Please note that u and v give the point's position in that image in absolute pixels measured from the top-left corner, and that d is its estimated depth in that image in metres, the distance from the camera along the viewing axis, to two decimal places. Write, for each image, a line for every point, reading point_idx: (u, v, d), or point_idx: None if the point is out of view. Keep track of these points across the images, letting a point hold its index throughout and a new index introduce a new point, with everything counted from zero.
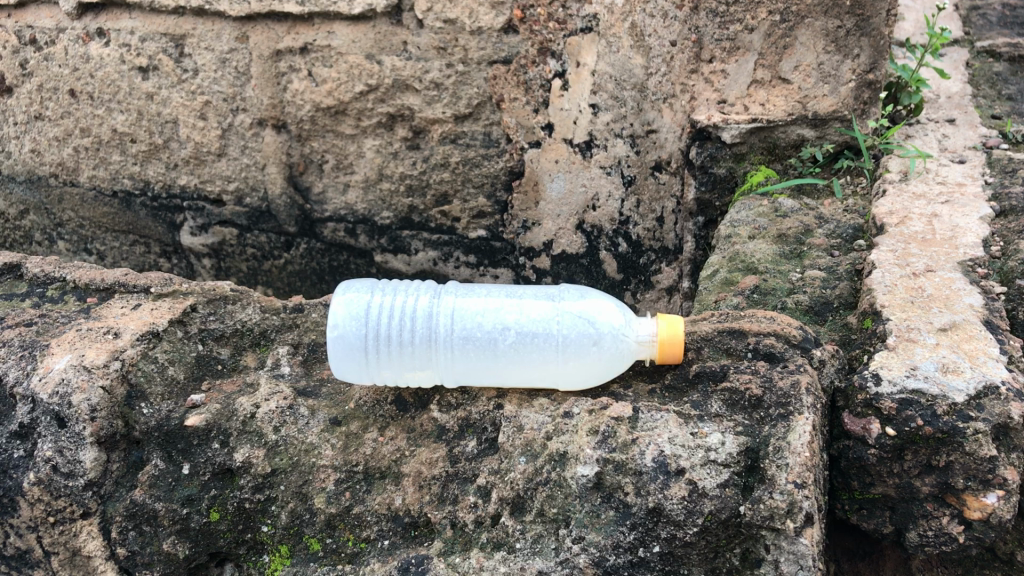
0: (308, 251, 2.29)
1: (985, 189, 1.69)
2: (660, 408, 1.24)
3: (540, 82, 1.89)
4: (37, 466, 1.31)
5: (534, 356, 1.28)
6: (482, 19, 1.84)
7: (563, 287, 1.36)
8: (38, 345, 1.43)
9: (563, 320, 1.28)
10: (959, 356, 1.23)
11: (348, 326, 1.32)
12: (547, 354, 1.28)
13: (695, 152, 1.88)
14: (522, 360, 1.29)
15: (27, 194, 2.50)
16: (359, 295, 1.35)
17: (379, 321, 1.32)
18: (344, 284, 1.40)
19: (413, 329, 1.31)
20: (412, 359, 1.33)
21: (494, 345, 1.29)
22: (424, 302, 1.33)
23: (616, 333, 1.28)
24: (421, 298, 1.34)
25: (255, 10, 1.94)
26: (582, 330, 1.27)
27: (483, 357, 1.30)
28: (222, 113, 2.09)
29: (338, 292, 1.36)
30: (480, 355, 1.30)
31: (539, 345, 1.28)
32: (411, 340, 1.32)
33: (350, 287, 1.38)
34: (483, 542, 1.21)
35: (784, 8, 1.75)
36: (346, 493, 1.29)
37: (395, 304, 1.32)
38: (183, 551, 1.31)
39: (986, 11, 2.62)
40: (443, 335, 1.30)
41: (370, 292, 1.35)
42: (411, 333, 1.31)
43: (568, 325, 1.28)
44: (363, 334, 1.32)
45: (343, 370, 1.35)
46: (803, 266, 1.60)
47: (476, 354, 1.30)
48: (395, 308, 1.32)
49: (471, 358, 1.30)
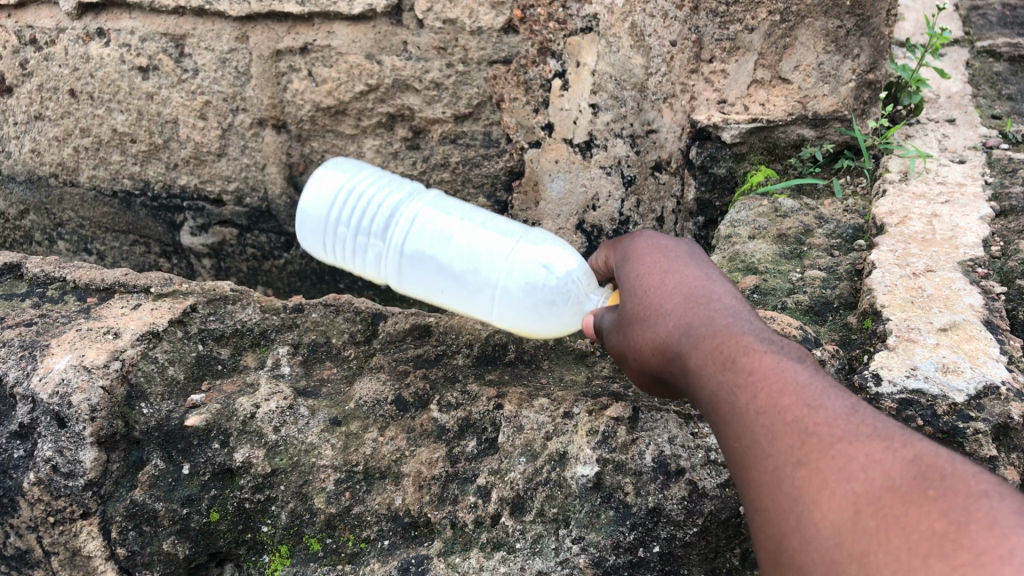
0: (308, 251, 2.29)
1: (986, 189, 1.69)
2: (660, 408, 1.25)
3: (540, 82, 1.89)
4: (37, 466, 1.31)
5: (473, 284, 1.44)
6: (482, 18, 1.83)
7: (536, 234, 1.48)
8: (38, 344, 1.43)
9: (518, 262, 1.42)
10: (959, 357, 1.23)
11: (316, 213, 1.59)
12: (486, 286, 1.43)
13: (694, 152, 1.88)
14: (463, 287, 1.45)
15: (27, 194, 2.50)
16: (335, 190, 1.58)
17: (342, 215, 1.54)
18: (326, 173, 1.63)
19: (371, 228, 1.52)
20: (365, 254, 1.53)
21: (442, 266, 1.47)
22: (394, 210, 1.54)
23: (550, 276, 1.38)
24: (395, 206, 1.55)
25: (255, 10, 1.94)
26: (530, 275, 1.39)
27: (428, 272, 1.48)
28: (223, 114, 2.10)
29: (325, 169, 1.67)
30: (426, 270, 1.48)
31: (482, 277, 1.43)
32: (366, 234, 1.52)
33: (335, 178, 1.62)
34: (483, 542, 1.20)
35: (784, 8, 1.72)
36: (346, 493, 1.27)
37: (363, 204, 1.54)
38: (183, 551, 1.30)
39: (986, 11, 2.62)
40: (394, 246, 1.50)
41: (363, 178, 1.63)
42: (367, 229, 1.52)
43: (519, 268, 1.41)
44: (324, 206, 1.58)
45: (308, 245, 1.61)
46: (803, 266, 1.59)
47: (424, 268, 1.48)
48: (362, 208, 1.54)
49: (416, 269, 1.49)
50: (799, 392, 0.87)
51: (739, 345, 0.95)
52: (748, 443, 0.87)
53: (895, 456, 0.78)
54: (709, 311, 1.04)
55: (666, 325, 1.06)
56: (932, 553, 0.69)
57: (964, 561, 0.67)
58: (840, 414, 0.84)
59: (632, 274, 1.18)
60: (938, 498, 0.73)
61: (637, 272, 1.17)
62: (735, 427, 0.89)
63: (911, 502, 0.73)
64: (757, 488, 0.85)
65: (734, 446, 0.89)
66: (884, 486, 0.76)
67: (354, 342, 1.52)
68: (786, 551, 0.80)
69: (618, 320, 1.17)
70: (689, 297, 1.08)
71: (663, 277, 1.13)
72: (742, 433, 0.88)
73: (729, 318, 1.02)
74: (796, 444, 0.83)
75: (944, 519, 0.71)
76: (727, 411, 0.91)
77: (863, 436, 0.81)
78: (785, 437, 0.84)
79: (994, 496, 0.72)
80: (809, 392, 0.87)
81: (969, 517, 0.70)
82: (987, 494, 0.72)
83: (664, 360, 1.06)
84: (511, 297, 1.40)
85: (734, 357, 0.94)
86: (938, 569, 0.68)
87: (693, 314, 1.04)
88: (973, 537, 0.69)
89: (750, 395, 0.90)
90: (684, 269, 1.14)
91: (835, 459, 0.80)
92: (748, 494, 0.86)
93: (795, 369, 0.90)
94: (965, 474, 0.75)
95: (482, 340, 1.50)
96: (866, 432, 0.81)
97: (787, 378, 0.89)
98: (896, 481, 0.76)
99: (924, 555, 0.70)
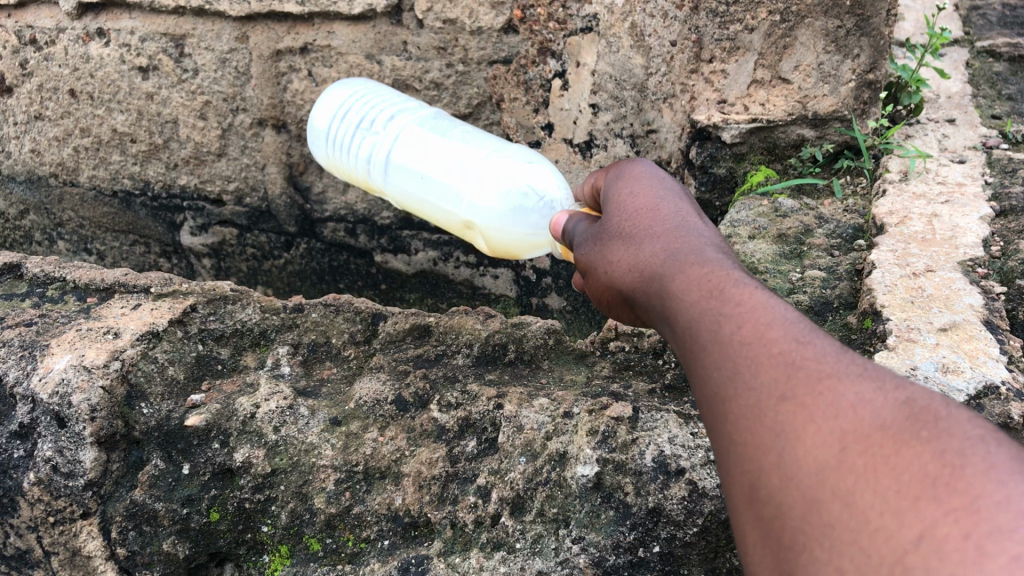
0: (308, 251, 2.30)
1: (986, 189, 1.69)
2: (659, 409, 1.27)
3: (540, 82, 1.95)
4: (37, 467, 1.31)
5: (457, 200, 1.59)
6: (482, 19, 1.89)
7: (529, 163, 1.58)
8: (38, 344, 1.43)
9: (503, 185, 1.52)
10: (959, 356, 1.24)
11: (328, 127, 1.89)
12: (468, 202, 1.56)
13: (694, 152, 1.87)
14: (450, 202, 1.61)
15: (27, 194, 2.50)
16: (347, 112, 1.86)
17: (350, 135, 1.84)
18: (341, 91, 1.90)
19: (376, 149, 1.77)
20: (367, 168, 1.80)
21: (434, 184, 1.65)
22: (398, 138, 1.75)
23: (526, 185, 1.49)
24: (400, 136, 1.76)
25: (255, 10, 1.96)
26: (510, 197, 1.49)
27: (421, 189, 1.68)
28: (223, 113, 2.10)
29: (349, 83, 1.94)
30: (420, 187, 1.69)
31: (467, 194, 1.57)
32: (371, 152, 1.78)
33: (348, 100, 1.88)
34: (483, 542, 1.20)
35: (784, 8, 1.71)
36: (346, 493, 1.27)
37: (371, 128, 1.80)
38: (183, 551, 1.30)
39: (986, 11, 2.63)
40: (395, 165, 1.73)
41: (389, 98, 1.88)
42: (371, 147, 1.78)
43: (502, 190, 1.51)
44: (340, 107, 1.88)
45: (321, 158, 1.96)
46: (803, 266, 1.59)
47: (418, 185, 1.69)
48: (368, 133, 1.80)
49: (412, 185, 1.71)
50: (787, 326, 0.77)
51: (722, 275, 0.85)
52: (724, 374, 0.77)
53: (888, 397, 0.68)
54: (691, 244, 0.94)
55: (645, 255, 0.97)
56: (923, 498, 0.60)
57: (958, 506, 0.58)
58: (829, 351, 0.74)
59: (616, 208, 1.08)
60: (932, 441, 0.63)
61: (622, 206, 1.07)
62: (713, 356, 0.79)
63: (903, 442, 0.64)
64: (731, 424, 0.75)
65: (711, 376, 0.79)
66: (874, 425, 0.66)
67: (354, 342, 1.52)
68: (763, 490, 0.70)
69: (598, 251, 1.07)
70: (672, 231, 0.98)
71: (645, 211, 1.03)
72: (722, 363, 0.78)
73: (708, 252, 0.92)
74: (779, 377, 0.73)
75: (939, 462, 0.61)
76: (705, 340, 0.81)
77: (854, 374, 0.71)
78: (769, 370, 0.74)
79: (995, 442, 0.63)
80: (796, 327, 0.77)
81: (965, 462, 0.61)
82: (989, 440, 0.63)
83: (641, 290, 0.96)
84: (486, 190, 1.53)
85: (720, 285, 0.84)
86: (928, 515, 0.59)
87: (675, 246, 0.95)
88: (969, 482, 0.59)
89: (734, 324, 0.79)
90: (673, 205, 1.04)
91: (823, 395, 0.70)
92: (722, 429, 0.76)
93: (782, 304, 0.80)
94: (963, 419, 0.65)
95: (482, 339, 1.49)
96: (856, 370, 0.72)
97: (774, 311, 0.79)
98: (888, 422, 0.66)
99: (913, 498, 0.60)
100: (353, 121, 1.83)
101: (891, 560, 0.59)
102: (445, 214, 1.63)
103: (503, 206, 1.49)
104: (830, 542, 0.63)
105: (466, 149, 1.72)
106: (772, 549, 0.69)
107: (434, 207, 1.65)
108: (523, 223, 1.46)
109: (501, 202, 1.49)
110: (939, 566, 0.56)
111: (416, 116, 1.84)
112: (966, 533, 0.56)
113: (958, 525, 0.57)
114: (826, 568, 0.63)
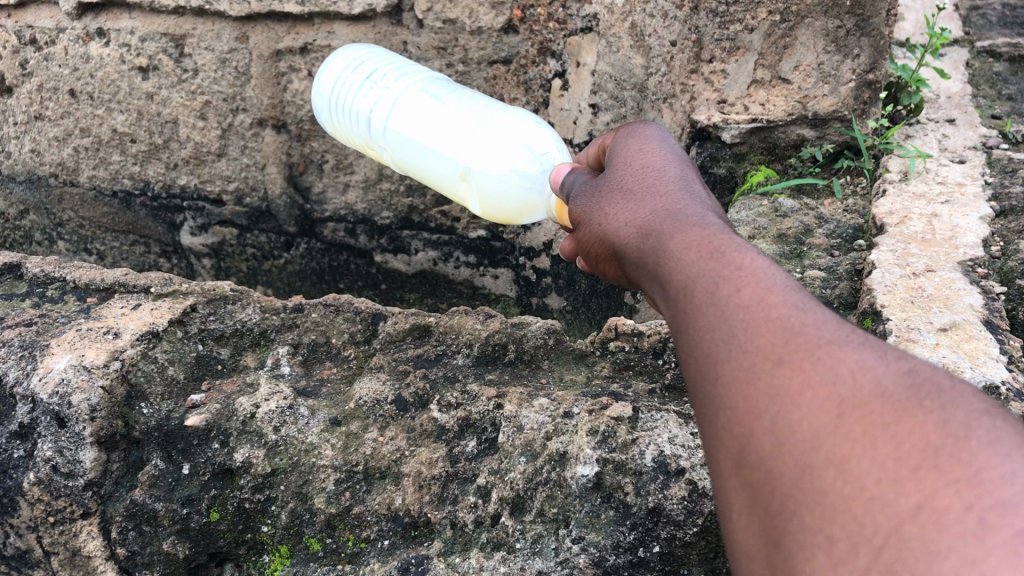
0: (308, 251, 2.30)
1: (985, 189, 1.69)
2: (659, 409, 1.27)
3: (540, 82, 1.96)
4: (37, 467, 1.31)
5: (452, 157, 1.58)
6: (482, 18, 1.90)
7: (529, 122, 1.56)
8: (38, 344, 1.43)
9: (498, 142, 1.51)
10: (959, 357, 1.23)
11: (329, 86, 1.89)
12: (462, 160, 1.55)
13: (695, 152, 1.88)
14: (445, 160, 1.60)
15: (27, 194, 2.50)
16: (347, 71, 1.85)
17: (348, 92, 1.83)
18: (347, 52, 1.90)
19: (372, 104, 1.76)
20: (364, 126, 1.79)
21: (429, 141, 1.64)
22: (394, 95, 1.74)
23: (524, 142, 1.47)
24: (397, 93, 1.75)
25: (255, 10, 1.95)
26: (505, 153, 1.47)
27: (416, 147, 1.67)
28: (223, 113, 2.11)
29: (365, 45, 1.93)
30: (414, 144, 1.68)
31: (461, 151, 1.56)
32: (366, 107, 1.77)
33: (353, 60, 1.87)
34: (483, 542, 1.20)
35: (784, 8, 1.71)
36: (346, 493, 1.27)
37: (369, 86, 1.79)
38: (183, 551, 1.30)
39: (986, 12, 2.63)
40: (389, 121, 1.72)
41: (400, 61, 1.87)
42: (366, 103, 1.77)
43: (497, 146, 1.50)
44: (351, 62, 1.87)
45: (325, 121, 1.95)
46: (803, 266, 1.59)
47: (412, 142, 1.68)
48: (366, 89, 1.78)
49: (406, 142, 1.70)
50: (787, 292, 0.74)
51: (723, 240, 0.82)
52: (720, 334, 0.73)
53: (890, 367, 0.64)
54: (689, 210, 0.90)
55: (640, 221, 0.93)
56: (924, 467, 0.56)
57: (961, 476, 0.54)
58: (830, 319, 0.70)
59: (616, 175, 1.04)
60: (935, 411, 0.59)
61: (622, 174, 1.04)
62: (707, 316, 0.75)
63: (904, 409, 0.60)
64: (724, 385, 0.71)
65: (702, 335, 0.75)
66: (875, 392, 0.62)
67: (354, 342, 1.52)
68: (753, 456, 0.67)
69: (593, 218, 1.03)
70: (669, 197, 0.95)
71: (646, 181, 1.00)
72: (716, 322, 0.74)
73: (706, 218, 0.88)
74: (776, 340, 0.69)
75: (941, 431, 0.57)
76: (698, 300, 0.77)
77: (856, 342, 0.67)
78: (767, 333, 0.70)
79: (1000, 416, 0.59)
80: (797, 293, 0.73)
81: (969, 433, 0.57)
82: (992, 413, 0.59)
83: (634, 255, 0.92)
84: (484, 144, 1.52)
85: (720, 249, 0.80)
86: (927, 486, 0.55)
87: (672, 211, 0.91)
88: (971, 451, 0.55)
89: (733, 285, 0.76)
90: (672, 173, 1.00)
91: (822, 359, 0.66)
92: (710, 391, 0.73)
93: (782, 270, 0.77)
94: (968, 392, 0.61)
95: (482, 339, 1.49)
96: (857, 339, 0.68)
97: (773, 275, 0.75)
98: (888, 389, 0.62)
99: (914, 466, 0.56)
100: (359, 73, 1.82)
101: (886, 530, 0.55)
102: (441, 168, 1.62)
103: (496, 161, 1.47)
104: (821, 512, 0.59)
105: (464, 107, 1.70)
106: (759, 519, 0.65)
107: (430, 161, 1.64)
108: (514, 180, 1.44)
109: (493, 158, 1.48)
110: (936, 539, 0.53)
111: (417, 76, 1.83)
112: (969, 505, 0.53)
113: (959, 496, 0.53)
114: (817, 537, 0.59)
